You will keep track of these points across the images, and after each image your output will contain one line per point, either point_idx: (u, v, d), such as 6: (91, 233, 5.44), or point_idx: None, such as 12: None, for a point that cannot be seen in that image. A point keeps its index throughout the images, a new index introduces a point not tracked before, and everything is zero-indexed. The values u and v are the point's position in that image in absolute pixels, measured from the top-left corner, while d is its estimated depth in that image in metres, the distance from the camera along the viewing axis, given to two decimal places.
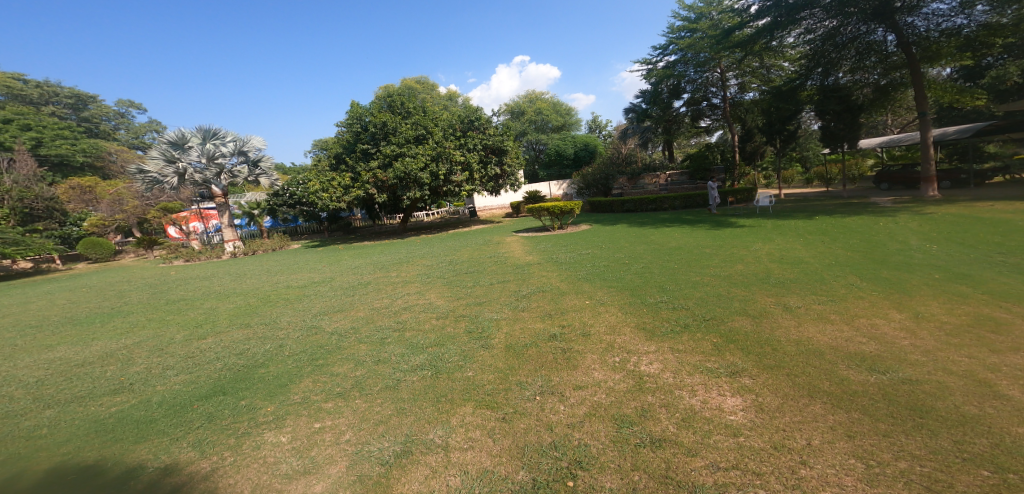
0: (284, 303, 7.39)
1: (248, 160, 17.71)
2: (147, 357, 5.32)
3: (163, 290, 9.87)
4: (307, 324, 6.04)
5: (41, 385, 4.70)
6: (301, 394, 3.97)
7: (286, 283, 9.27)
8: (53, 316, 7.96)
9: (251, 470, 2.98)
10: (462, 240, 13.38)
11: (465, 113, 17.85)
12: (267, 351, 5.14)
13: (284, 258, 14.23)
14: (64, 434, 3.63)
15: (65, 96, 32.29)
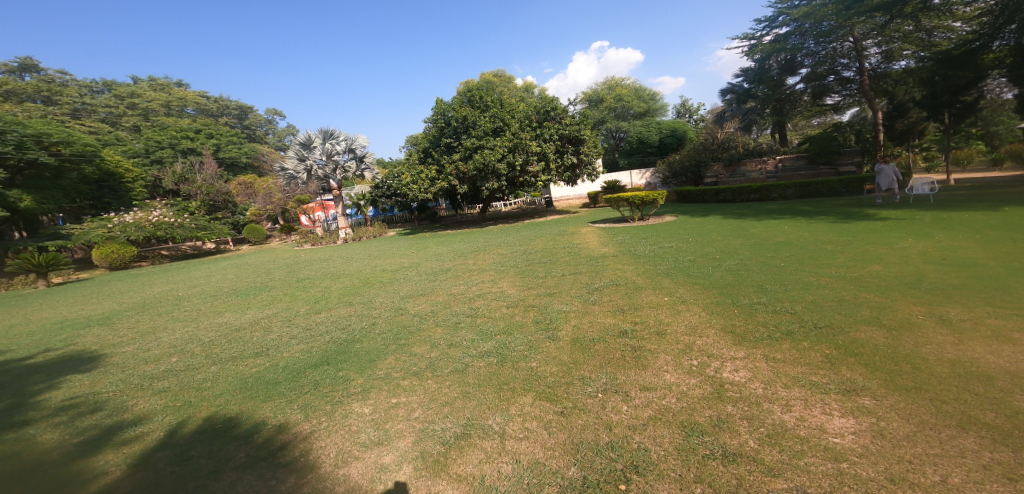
0: (379, 285, 8.09)
1: (355, 156, 19.55)
2: (281, 326, 6.22)
3: (292, 270, 11.45)
4: (396, 305, 6.54)
5: (212, 344, 5.76)
6: (385, 370, 4.32)
7: (381, 267, 10.17)
8: (223, 288, 9.78)
9: (338, 436, 3.32)
10: (538, 230, 13.39)
11: (541, 104, 17.67)
12: (363, 327, 5.70)
13: (383, 245, 15.55)
14: (220, 388, 4.40)
15: (236, 108, 39.09)
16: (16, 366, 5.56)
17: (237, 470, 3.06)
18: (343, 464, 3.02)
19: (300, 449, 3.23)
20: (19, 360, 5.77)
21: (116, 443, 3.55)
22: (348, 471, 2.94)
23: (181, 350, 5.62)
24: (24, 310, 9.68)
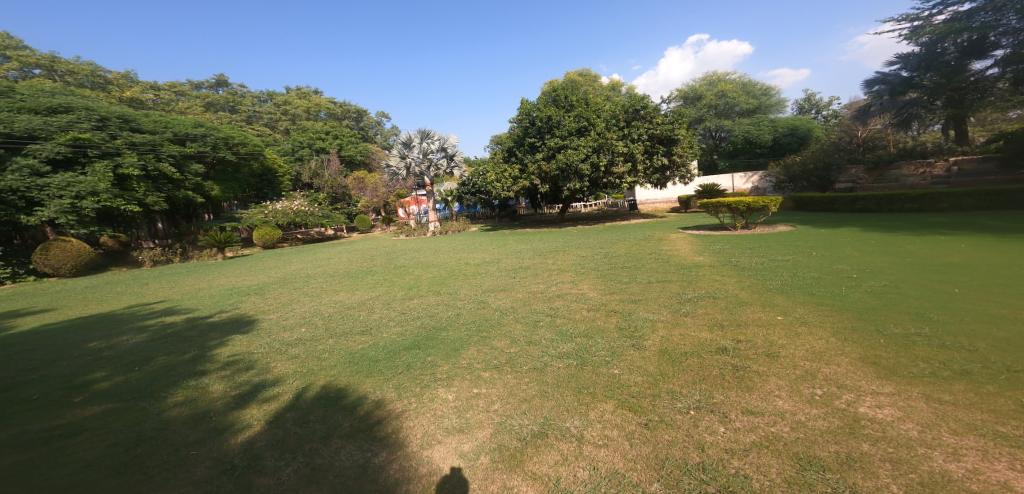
0: (462, 278, 8.37)
1: (446, 155, 20.33)
2: (383, 307, 6.66)
3: (390, 257, 12.29)
4: (478, 298, 6.74)
5: (329, 318, 6.31)
6: (467, 360, 4.47)
7: (464, 260, 10.52)
8: (340, 269, 10.78)
9: (424, 418, 3.50)
10: (621, 233, 13.06)
11: (630, 103, 17.07)
12: (449, 316, 5.95)
13: (467, 239, 16.05)
14: (334, 360, 4.79)
15: (355, 112, 43.82)
16: (202, 322, 6.58)
17: (342, 438, 3.33)
18: (428, 447, 3.17)
19: (392, 427, 3.44)
20: (199, 318, 6.82)
21: (260, 399, 4.02)
22: (432, 455, 3.09)
23: (309, 322, 6.19)
24: (202, 277, 11.45)
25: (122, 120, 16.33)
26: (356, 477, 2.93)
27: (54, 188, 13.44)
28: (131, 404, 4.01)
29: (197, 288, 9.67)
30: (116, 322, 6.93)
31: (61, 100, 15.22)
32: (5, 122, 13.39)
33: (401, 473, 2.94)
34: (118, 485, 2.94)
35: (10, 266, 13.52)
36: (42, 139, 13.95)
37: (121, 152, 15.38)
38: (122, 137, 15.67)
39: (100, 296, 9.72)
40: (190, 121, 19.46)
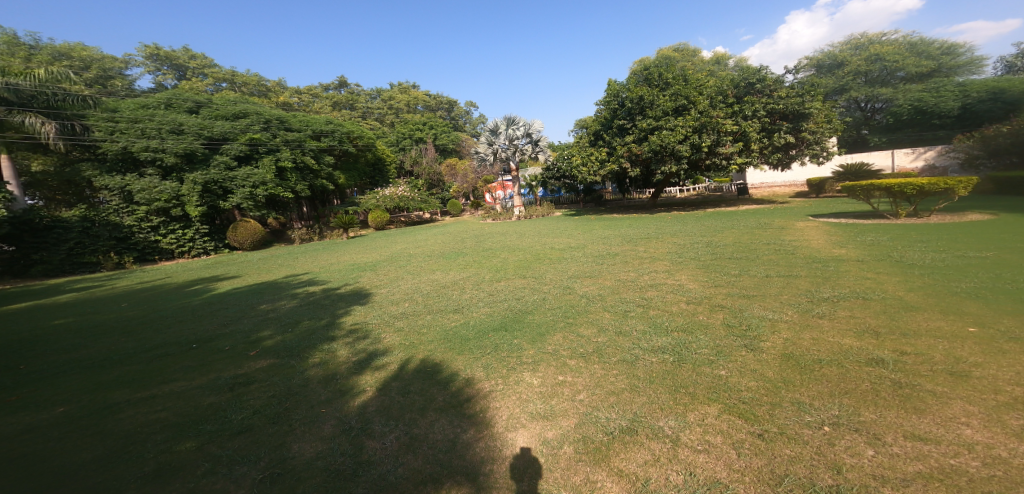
0: (548, 262, 8.36)
1: (531, 140, 20.40)
2: (473, 288, 6.85)
3: (479, 240, 12.66)
4: (564, 284, 6.70)
5: (425, 295, 6.65)
6: (552, 346, 4.45)
7: (550, 245, 10.46)
8: (435, 250, 11.31)
9: (510, 401, 3.54)
10: (727, 221, 12.09)
11: (742, 77, 16.06)
12: (535, 301, 5.96)
13: (550, 224, 15.99)
14: (430, 336, 5.04)
15: (446, 103, 46.04)
16: (334, 292, 7.34)
17: (436, 412, 3.49)
18: (512, 429, 3.21)
19: (480, 406, 3.54)
20: (331, 289, 7.60)
21: (371, 367, 4.36)
22: (515, 438, 3.12)
23: (411, 298, 6.53)
24: (330, 254, 12.78)
25: (279, 121, 19.31)
26: (446, 450, 3.05)
27: (240, 180, 16.67)
28: (283, 362, 4.55)
29: (329, 263, 10.84)
30: (277, 289, 8.01)
31: (240, 108, 18.60)
32: (208, 127, 16.93)
33: (487, 452, 3.01)
34: (269, 433, 3.34)
35: (212, 242, 17.19)
36: (228, 140, 17.36)
37: (279, 148, 18.37)
38: (280, 136, 18.71)
39: (263, 267, 11.38)
40: (322, 119, 21.75)
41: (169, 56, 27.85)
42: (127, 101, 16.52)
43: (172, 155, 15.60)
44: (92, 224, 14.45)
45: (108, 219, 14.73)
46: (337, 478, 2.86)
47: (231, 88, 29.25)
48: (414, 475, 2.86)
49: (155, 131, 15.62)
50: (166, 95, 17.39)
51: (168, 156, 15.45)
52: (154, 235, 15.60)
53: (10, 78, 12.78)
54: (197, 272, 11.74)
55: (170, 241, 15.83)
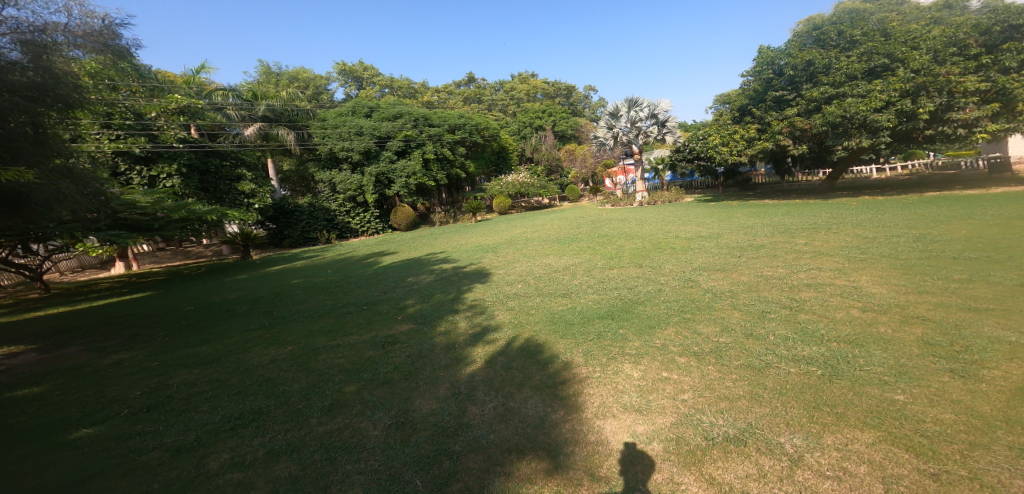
0: (670, 251, 7.88)
1: (657, 122, 18.96)
2: (585, 274, 6.86)
3: (596, 225, 12.51)
4: (685, 276, 6.25)
5: (538, 278, 6.89)
6: (662, 341, 4.26)
7: (675, 233, 9.82)
8: (553, 234, 11.54)
9: (605, 390, 3.53)
10: (948, 209, 9.59)
11: (989, 20, 11.53)
12: (649, 291, 5.73)
13: (680, 210, 14.89)
14: (536, 317, 5.24)
15: (566, 89, 45.53)
16: (461, 270, 8.13)
17: (532, 389, 3.62)
18: (601, 417, 3.18)
19: (574, 390, 3.58)
20: (459, 267, 8.39)
21: (484, 340, 4.70)
22: (602, 425, 3.09)
23: (524, 279, 6.85)
24: (461, 236, 14.03)
25: (424, 119, 20.93)
26: (535, 426, 3.12)
27: (399, 172, 19.42)
28: (419, 328, 5.03)
29: (459, 243, 11.95)
30: (421, 265, 9.15)
31: (393, 110, 20.31)
32: (377, 127, 19.50)
33: (571, 434, 3.02)
34: (402, 386, 3.67)
35: (382, 224, 20.36)
36: (391, 138, 19.76)
37: (425, 142, 20.33)
38: (424, 131, 20.42)
39: (412, 245, 13.02)
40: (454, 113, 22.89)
41: (351, 71, 32.81)
42: (338, 110, 20.31)
43: (357, 152, 18.94)
44: (315, 208, 18.73)
45: (323, 205, 18.97)
46: (441, 433, 3.03)
47: (391, 93, 33.93)
48: (503, 442, 2.95)
49: (346, 134, 19.01)
50: (351, 103, 20.42)
51: (355, 154, 18.85)
52: (348, 217, 19.44)
53: (271, 103, 18.89)
54: (371, 248, 14.02)
55: (357, 222, 19.49)
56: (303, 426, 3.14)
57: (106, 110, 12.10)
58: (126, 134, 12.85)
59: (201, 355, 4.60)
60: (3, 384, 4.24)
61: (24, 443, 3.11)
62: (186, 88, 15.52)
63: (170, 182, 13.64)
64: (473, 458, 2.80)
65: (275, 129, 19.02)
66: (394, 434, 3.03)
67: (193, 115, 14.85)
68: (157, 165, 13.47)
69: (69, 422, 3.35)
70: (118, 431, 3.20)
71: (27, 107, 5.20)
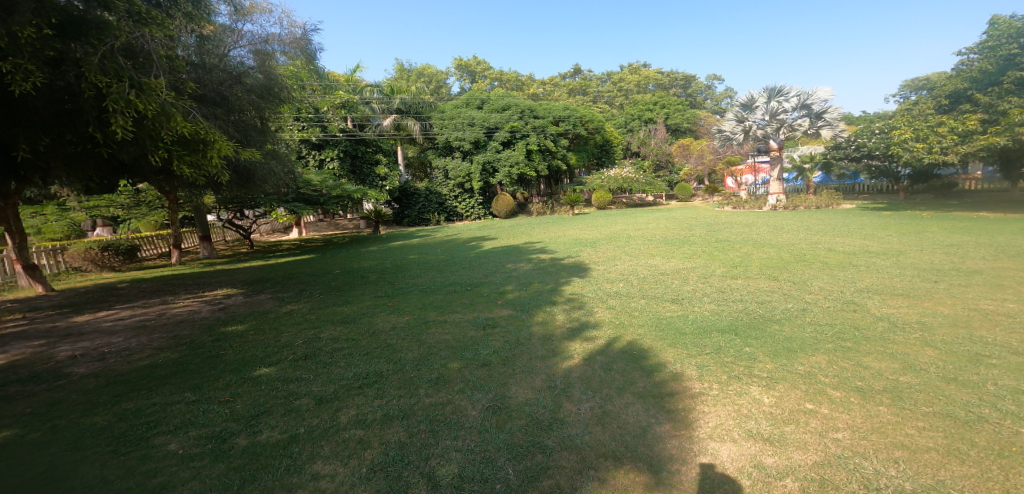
0: (822, 266, 6.85)
1: (810, 113, 16.50)
2: (698, 280, 6.35)
3: (712, 229, 11.44)
4: (845, 298, 5.26)
5: (642, 280, 6.49)
6: (807, 368, 3.42)
7: (829, 246, 8.51)
8: (657, 235, 10.79)
9: (725, 411, 2.82)
10: None
11: None
12: (790, 310, 4.88)
13: (831, 218, 12.86)
14: (640, 320, 4.66)
15: (683, 80, 44.26)
16: (556, 262, 8.11)
17: (634, 396, 2.97)
18: (717, 439, 2.51)
19: (684, 404, 2.88)
20: (557, 259, 8.40)
21: (581, 337, 4.20)
22: (720, 448, 2.43)
23: (626, 279, 6.60)
24: (559, 228, 13.92)
25: (530, 111, 21.44)
26: (635, 434, 2.51)
27: (504, 161, 20.15)
28: (517, 315, 5.03)
29: (557, 236, 11.85)
30: (519, 252, 9.42)
31: (503, 101, 21.15)
32: (486, 118, 20.54)
33: (679, 452, 2.38)
34: (499, 371, 3.39)
35: (483, 210, 21.33)
36: (499, 129, 20.64)
37: (529, 133, 20.86)
38: (529, 123, 20.96)
39: (511, 234, 13.23)
40: (561, 105, 23.12)
41: (465, 67, 34.96)
42: (469, 100, 21.44)
43: (468, 142, 20.20)
44: (431, 192, 20.40)
45: (437, 190, 20.50)
46: (536, 425, 2.59)
47: (499, 86, 35.41)
48: (598, 446, 2.40)
49: (460, 126, 20.28)
50: (465, 95, 21.50)
51: (467, 143, 20.13)
52: (456, 201, 20.75)
53: (403, 97, 20.41)
54: (474, 232, 14.76)
55: (463, 207, 20.70)
56: (412, 395, 3.02)
57: (297, 107, 14.75)
58: (309, 125, 16.30)
59: (343, 313, 5.35)
60: (219, 318, 5.42)
61: (227, 372, 3.65)
62: (345, 86, 18.85)
63: (332, 165, 16.97)
64: (567, 457, 2.31)
65: (404, 120, 20.54)
66: (490, 418, 2.67)
67: (349, 109, 18.32)
68: (325, 151, 16.98)
69: (251, 359, 3.95)
70: (283, 374, 3.56)
71: (257, 103, 6.56)
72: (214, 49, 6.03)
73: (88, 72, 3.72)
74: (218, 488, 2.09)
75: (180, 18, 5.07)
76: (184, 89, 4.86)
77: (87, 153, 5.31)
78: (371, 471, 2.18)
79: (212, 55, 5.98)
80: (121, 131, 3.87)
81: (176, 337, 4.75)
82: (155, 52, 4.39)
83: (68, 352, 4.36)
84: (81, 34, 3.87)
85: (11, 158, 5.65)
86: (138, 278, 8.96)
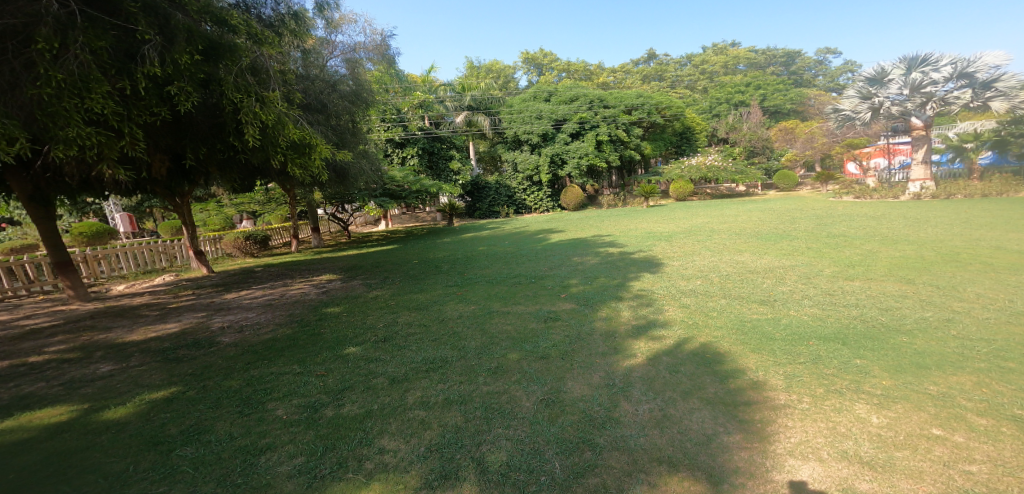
0: (980, 269, 5.65)
1: (971, 82, 13.56)
2: (797, 280, 5.66)
3: (820, 222, 10.12)
4: (1011, 309, 4.29)
5: (726, 278, 5.96)
6: (940, 388, 2.88)
7: (994, 243, 7.00)
8: (749, 229, 9.81)
9: (814, 427, 2.51)
10: None
11: None
12: (927, 320, 4.12)
13: (996, 209, 10.60)
14: (720, 321, 4.30)
15: (783, 56, 40.27)
16: (628, 256, 7.80)
17: (701, 401, 2.77)
18: (799, 456, 2.25)
19: (762, 415, 2.62)
20: (627, 253, 8.05)
21: (648, 335, 3.99)
22: (800, 467, 2.18)
23: (706, 276, 6.11)
24: (633, 220, 13.32)
25: (600, 100, 20.79)
26: (698, 442, 2.35)
27: (572, 152, 19.77)
28: (581, 309, 4.89)
29: (628, 229, 11.35)
30: (587, 245, 9.20)
31: (572, 92, 20.73)
32: (554, 111, 20.27)
33: (749, 465, 2.18)
34: (557, 364, 3.38)
35: (553, 203, 21.34)
36: (567, 120, 20.33)
37: (599, 124, 20.18)
38: (599, 113, 20.28)
39: (580, 226, 12.99)
40: (634, 93, 22.00)
41: (533, 59, 35.00)
42: (537, 94, 21.44)
43: (536, 135, 20.16)
44: (500, 186, 20.99)
45: (506, 183, 21.02)
46: (589, 422, 2.55)
47: (568, 77, 34.83)
48: (653, 450, 2.29)
49: (527, 119, 20.26)
50: (533, 89, 21.56)
51: (534, 137, 20.12)
52: (524, 193, 21.05)
53: (473, 93, 21.11)
54: (542, 224, 14.74)
55: (531, 200, 20.97)
56: (472, 382, 3.15)
57: (381, 109, 16.10)
58: (392, 125, 17.37)
59: (418, 301, 5.73)
60: (320, 301, 6.13)
61: (322, 349, 4.13)
62: (419, 87, 19.82)
63: (412, 162, 18.11)
64: (618, 457, 2.24)
65: (476, 116, 21.09)
66: (543, 411, 2.69)
67: (423, 108, 19.15)
68: (406, 149, 18.10)
69: (342, 338, 4.44)
70: (366, 353, 3.94)
71: (349, 108, 7.37)
72: (314, 60, 6.76)
73: (226, 90, 4.40)
74: (305, 453, 2.39)
75: (288, 35, 5.76)
76: (294, 98, 5.51)
77: (230, 160, 6.36)
78: (428, 451, 2.34)
79: (312, 65, 6.64)
80: (250, 140, 4.56)
81: (291, 314, 5.51)
82: (271, 68, 5.03)
83: (218, 324, 5.29)
84: (220, 56, 4.55)
85: (181, 164, 6.98)
86: (265, 263, 10.46)
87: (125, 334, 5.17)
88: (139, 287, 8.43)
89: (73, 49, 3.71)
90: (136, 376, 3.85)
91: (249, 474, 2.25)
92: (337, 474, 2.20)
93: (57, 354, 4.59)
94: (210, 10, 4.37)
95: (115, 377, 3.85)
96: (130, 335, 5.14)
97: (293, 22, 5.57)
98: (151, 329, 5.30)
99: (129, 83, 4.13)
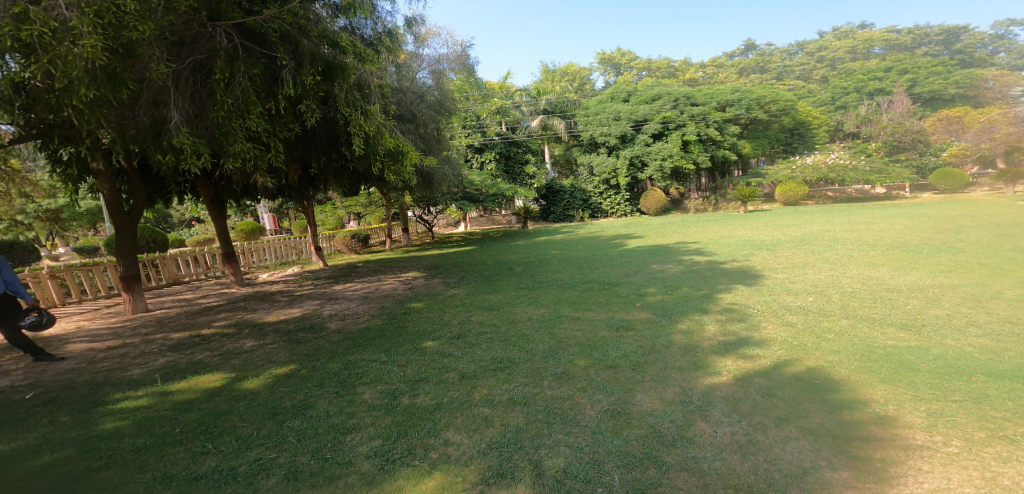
0: None
1: None
2: (958, 304, 4.63)
3: (1003, 232, 8.13)
4: None
5: (852, 296, 5.12)
6: None
7: None
8: (888, 239, 8.29)
9: (962, 476, 2.04)
10: None
11: None
12: None
13: None
14: (841, 345, 3.70)
15: (936, 34, 33.66)
16: (717, 265, 7.15)
17: (799, 430, 2.43)
18: None
19: (883, 454, 2.21)
20: (717, 262, 7.36)
21: (738, 353, 3.60)
22: None
23: (820, 292, 5.33)
24: (726, 227, 12.18)
25: (686, 98, 19.63)
26: (789, 474, 2.07)
27: (653, 154, 18.71)
28: (657, 319, 4.61)
29: (718, 236, 10.37)
30: (668, 252, 8.63)
31: (654, 91, 19.84)
32: (634, 112, 19.50)
33: None
34: (626, 375, 3.22)
35: (631, 207, 20.40)
36: (648, 121, 19.36)
37: (685, 123, 18.96)
38: (686, 111, 19.08)
39: (660, 232, 12.24)
40: (728, 88, 20.39)
41: (609, 60, 34.03)
42: (616, 95, 20.84)
43: (614, 137, 19.51)
44: (575, 189, 20.77)
45: (581, 187, 20.75)
46: (656, 438, 2.40)
47: (648, 75, 33.20)
48: (730, 476, 2.07)
49: (605, 121, 19.69)
50: (610, 90, 20.99)
51: (612, 139, 19.49)
52: (600, 197, 20.51)
53: (549, 97, 21.02)
54: (618, 229, 14.23)
55: (607, 204, 20.37)
56: (536, 385, 3.15)
57: (462, 116, 16.86)
58: (472, 132, 18.08)
59: (490, 301, 5.89)
60: (410, 296, 6.61)
61: (406, 342, 4.46)
62: (498, 93, 20.35)
63: (488, 166, 18.68)
64: (686, 478, 2.07)
65: (551, 119, 20.91)
66: (607, 421, 2.59)
67: (501, 114, 19.56)
68: (484, 154, 18.73)
69: (422, 332, 4.75)
70: (441, 348, 4.16)
71: (434, 117, 7.92)
72: (407, 74, 7.37)
73: (339, 106, 5.00)
74: (382, 436, 2.61)
75: (384, 52, 6.35)
76: (391, 109, 6.06)
77: (342, 168, 7.21)
78: (488, 448, 2.40)
79: (405, 79, 7.25)
80: (356, 149, 5.13)
81: (383, 307, 6.05)
82: (373, 83, 5.57)
83: (329, 312, 6.00)
84: (336, 76, 5.17)
85: (306, 172, 8.11)
86: (366, 260, 11.62)
87: (265, 316, 6.14)
88: (277, 276, 9.93)
89: (238, 77, 4.50)
90: (268, 352, 4.55)
91: (336, 450, 2.52)
92: (406, 460, 2.36)
93: (219, 329, 5.61)
94: (328, 35, 4.97)
95: (254, 352, 4.60)
96: (268, 317, 6.09)
97: (388, 39, 6.13)
98: (283, 313, 6.22)
99: (274, 104, 4.89)
